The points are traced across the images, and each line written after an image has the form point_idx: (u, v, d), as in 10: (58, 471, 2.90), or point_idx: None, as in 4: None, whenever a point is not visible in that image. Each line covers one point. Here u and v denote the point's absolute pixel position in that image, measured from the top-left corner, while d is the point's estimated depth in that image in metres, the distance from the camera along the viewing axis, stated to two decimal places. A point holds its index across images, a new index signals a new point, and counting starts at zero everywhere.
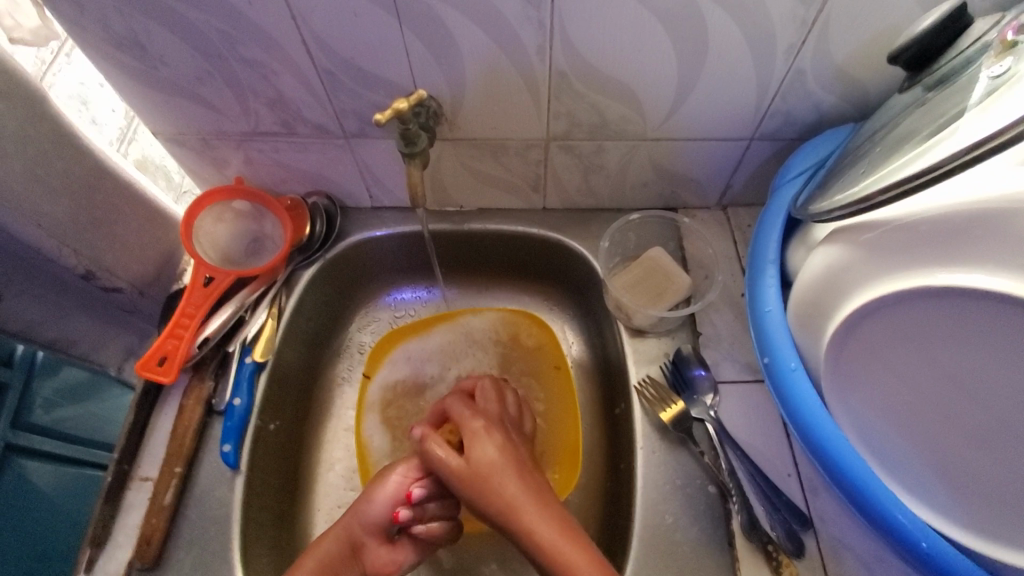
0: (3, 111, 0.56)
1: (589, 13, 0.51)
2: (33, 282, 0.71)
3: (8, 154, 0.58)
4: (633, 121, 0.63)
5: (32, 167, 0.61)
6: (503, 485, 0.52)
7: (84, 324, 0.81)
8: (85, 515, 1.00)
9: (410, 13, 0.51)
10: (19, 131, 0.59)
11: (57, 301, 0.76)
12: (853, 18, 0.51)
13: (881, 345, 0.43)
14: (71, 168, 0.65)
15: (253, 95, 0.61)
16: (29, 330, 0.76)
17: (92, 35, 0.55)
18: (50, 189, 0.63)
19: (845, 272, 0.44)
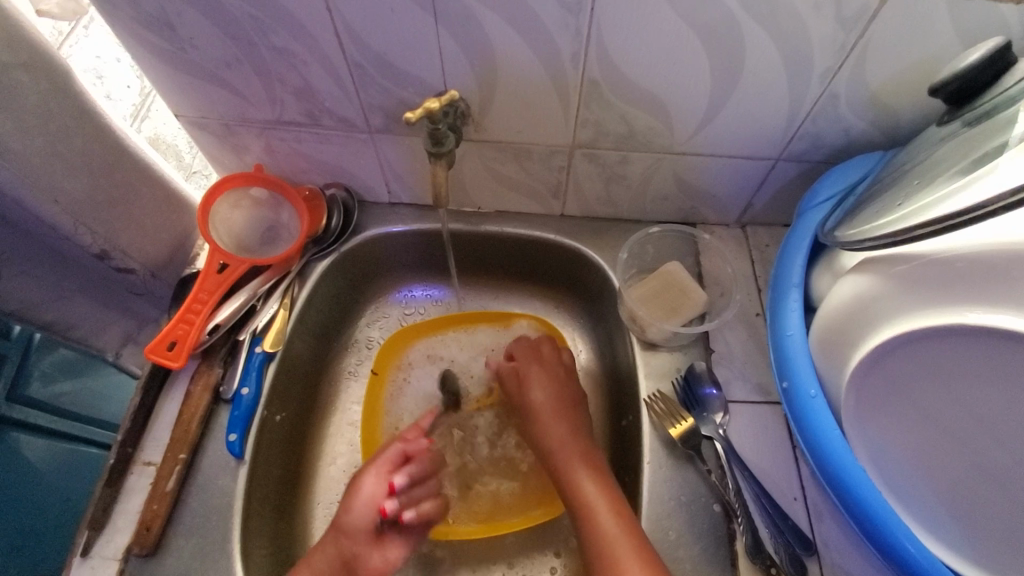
0: (27, 84, 0.56)
1: (627, 24, 0.50)
2: (38, 258, 0.71)
3: (30, 128, 0.57)
4: (661, 134, 0.62)
5: (53, 142, 0.60)
6: (551, 426, 0.66)
7: (82, 307, 0.79)
8: (70, 492, 1.00)
9: (446, 11, 0.51)
10: (42, 106, 0.58)
11: (59, 283, 0.75)
12: (893, 45, 0.51)
13: (905, 378, 0.44)
14: (91, 146, 0.64)
15: (280, 84, 0.60)
16: (27, 310, 0.74)
17: (122, 15, 0.54)
18: (69, 165, 0.63)
19: (875, 304, 0.45)
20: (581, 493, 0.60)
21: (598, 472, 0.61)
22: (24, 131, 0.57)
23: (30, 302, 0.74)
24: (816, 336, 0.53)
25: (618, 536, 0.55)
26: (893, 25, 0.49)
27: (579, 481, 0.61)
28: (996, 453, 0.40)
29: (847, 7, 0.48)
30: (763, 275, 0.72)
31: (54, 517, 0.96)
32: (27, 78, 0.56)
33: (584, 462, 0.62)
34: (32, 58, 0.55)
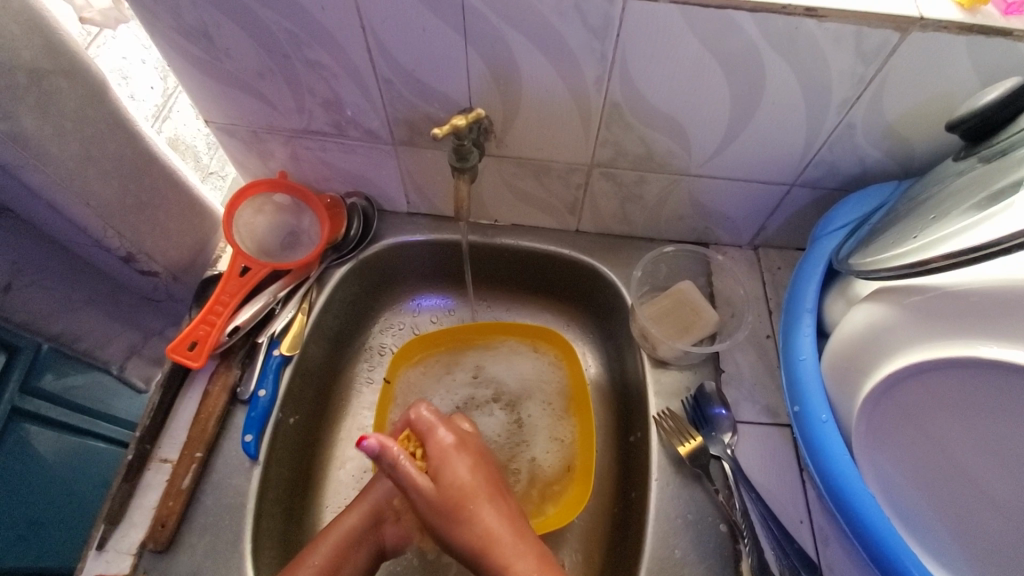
0: (67, 90, 0.58)
1: (651, 50, 0.52)
2: (47, 268, 0.72)
3: (66, 134, 0.59)
4: (679, 156, 0.63)
5: (86, 149, 0.62)
6: (477, 514, 0.56)
7: (88, 318, 0.79)
8: (74, 485, 1.00)
9: (476, 33, 0.53)
10: (79, 112, 0.60)
11: (68, 293, 0.76)
12: (910, 79, 0.52)
13: (917, 407, 0.45)
14: (123, 151, 0.67)
15: (310, 95, 0.62)
16: (32, 322, 0.73)
17: (163, 24, 0.56)
18: (101, 169, 0.65)
19: (890, 333, 0.46)
20: (454, 487, 0.57)
21: (479, 480, 0.58)
22: (62, 136, 0.59)
23: (38, 314, 0.73)
24: (829, 364, 0.55)
25: None
26: (912, 59, 0.50)
27: (472, 510, 0.56)
28: (1007, 486, 0.41)
29: (867, 41, 0.49)
30: (775, 297, 0.73)
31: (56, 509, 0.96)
32: (67, 84, 0.58)
33: (461, 451, 0.60)
34: (72, 65, 0.58)
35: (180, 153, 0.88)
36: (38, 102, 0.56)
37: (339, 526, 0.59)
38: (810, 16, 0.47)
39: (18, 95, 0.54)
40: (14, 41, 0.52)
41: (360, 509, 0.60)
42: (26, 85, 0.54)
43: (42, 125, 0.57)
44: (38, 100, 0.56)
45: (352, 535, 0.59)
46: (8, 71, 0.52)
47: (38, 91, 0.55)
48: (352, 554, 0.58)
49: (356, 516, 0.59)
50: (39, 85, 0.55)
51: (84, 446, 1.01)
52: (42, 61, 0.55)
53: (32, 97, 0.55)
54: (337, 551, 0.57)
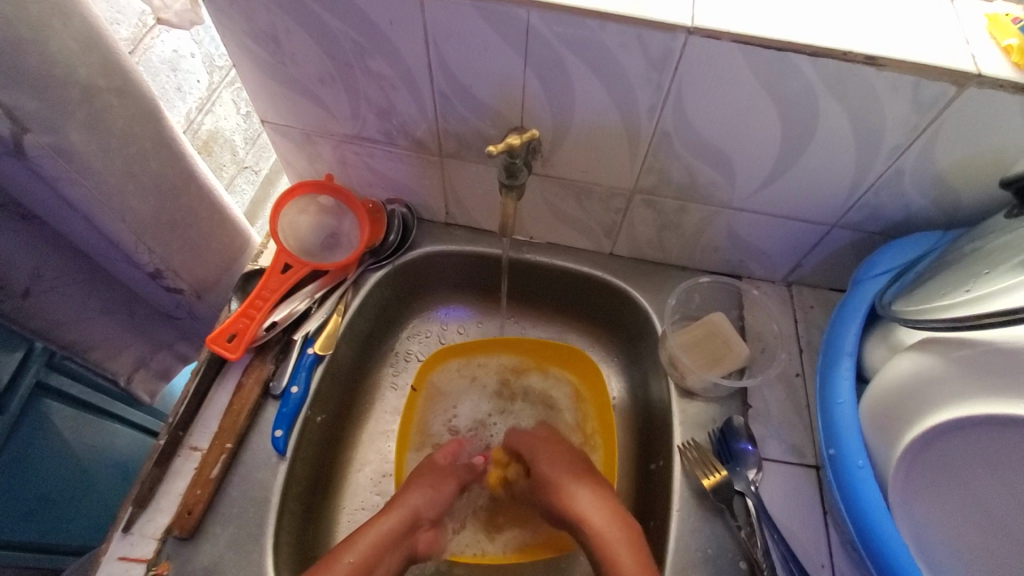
0: (116, 107, 0.60)
1: (707, 86, 0.53)
2: (66, 276, 0.75)
3: (113, 150, 0.62)
4: (722, 189, 0.64)
5: (130, 164, 0.64)
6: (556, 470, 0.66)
7: (102, 327, 0.83)
8: (83, 464, 1.00)
9: (537, 56, 0.54)
10: (127, 127, 0.62)
11: (83, 301, 0.79)
12: (964, 131, 0.52)
13: (964, 461, 0.45)
14: (164, 169, 0.69)
15: (366, 103, 0.64)
16: (50, 330, 0.76)
17: (235, 26, 0.58)
18: (141, 186, 0.67)
19: (938, 385, 0.47)
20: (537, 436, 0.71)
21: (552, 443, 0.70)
22: (106, 152, 0.61)
23: (57, 322, 0.76)
24: (868, 411, 0.55)
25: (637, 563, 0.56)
26: (968, 112, 0.50)
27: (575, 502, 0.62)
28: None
29: (925, 92, 0.49)
30: (806, 336, 0.73)
31: (64, 488, 0.97)
32: (117, 101, 0.60)
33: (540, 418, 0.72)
34: (124, 83, 0.60)
35: (218, 147, 0.94)
36: (86, 118, 0.58)
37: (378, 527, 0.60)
38: (871, 64, 0.48)
39: (69, 110, 0.56)
40: (71, 58, 0.54)
41: (399, 515, 0.62)
42: (78, 101, 0.56)
43: (89, 141, 0.59)
44: (87, 116, 0.58)
45: (384, 538, 0.60)
46: (63, 86, 0.54)
47: (89, 107, 0.57)
48: (386, 556, 0.59)
49: (395, 519, 0.61)
50: (90, 102, 0.57)
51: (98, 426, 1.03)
52: (96, 77, 0.57)
53: (82, 113, 0.57)
54: (372, 550, 0.59)
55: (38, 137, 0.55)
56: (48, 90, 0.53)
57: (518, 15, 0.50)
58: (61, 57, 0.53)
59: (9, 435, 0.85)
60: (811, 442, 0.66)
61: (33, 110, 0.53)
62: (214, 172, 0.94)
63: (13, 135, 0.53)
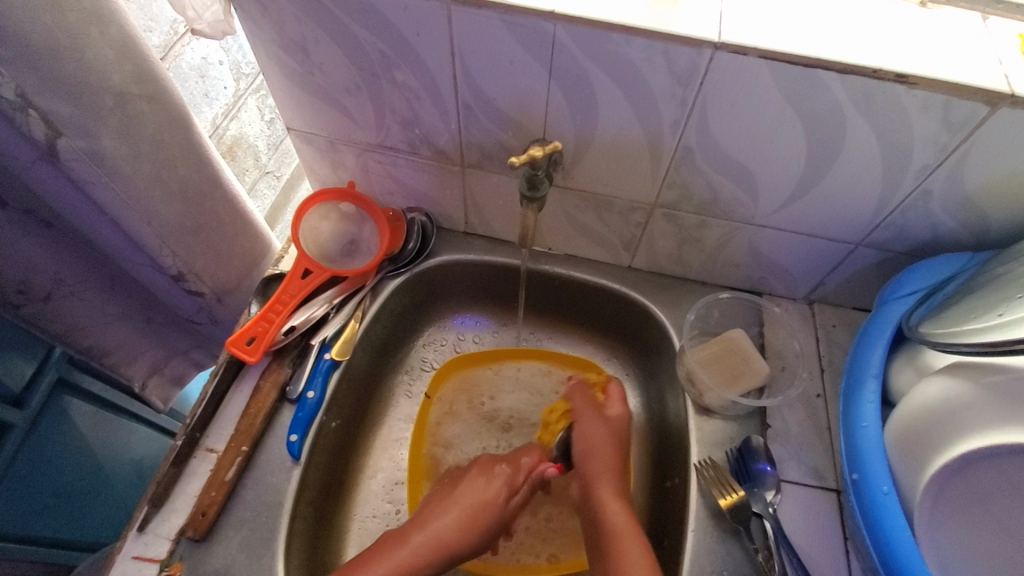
0: (147, 114, 0.62)
1: (732, 102, 0.53)
2: (87, 281, 0.77)
3: (142, 154, 0.63)
4: (744, 205, 0.63)
5: (158, 169, 0.65)
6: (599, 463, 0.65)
7: (122, 331, 0.85)
8: (98, 462, 1.01)
9: (562, 70, 0.54)
10: (156, 133, 0.64)
11: (104, 306, 0.81)
12: (995, 153, 0.51)
13: (993, 485, 0.46)
14: (190, 175, 0.70)
15: (391, 113, 0.65)
16: (70, 334, 0.78)
17: (267, 36, 0.60)
18: (166, 191, 0.68)
19: (971, 412, 0.46)
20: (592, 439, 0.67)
21: (607, 443, 0.67)
22: (136, 156, 0.63)
23: (74, 325, 0.78)
24: (895, 435, 0.53)
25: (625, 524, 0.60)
26: (1000, 133, 0.50)
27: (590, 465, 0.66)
28: None
29: (955, 112, 0.49)
30: (828, 356, 0.71)
31: (79, 485, 0.98)
32: (148, 109, 0.62)
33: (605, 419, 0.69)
34: (156, 90, 0.61)
35: (242, 152, 0.95)
36: (118, 124, 0.59)
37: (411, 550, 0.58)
38: (900, 82, 0.47)
39: (102, 116, 0.57)
40: (107, 65, 0.55)
41: (440, 540, 0.59)
42: (111, 107, 0.58)
43: (119, 146, 0.60)
44: (119, 122, 0.59)
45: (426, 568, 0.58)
46: (98, 92, 0.56)
47: (122, 113, 0.59)
48: None
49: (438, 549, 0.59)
50: (123, 108, 0.59)
51: (113, 425, 1.04)
52: (129, 85, 0.58)
53: (115, 119, 0.59)
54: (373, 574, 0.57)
55: (71, 142, 0.56)
56: (84, 96, 0.55)
57: (543, 29, 0.51)
58: (97, 64, 0.54)
59: (10, 463, 0.84)
60: (832, 465, 0.64)
61: (67, 116, 0.55)
62: (238, 177, 0.95)
63: (47, 138, 0.55)
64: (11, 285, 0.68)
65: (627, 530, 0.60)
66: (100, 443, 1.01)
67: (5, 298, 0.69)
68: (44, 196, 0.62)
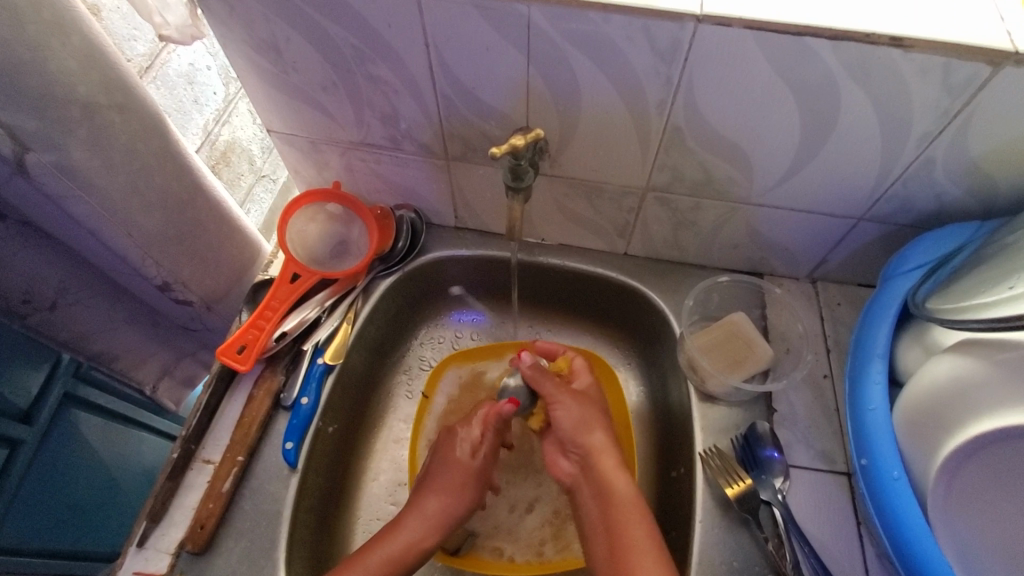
0: (118, 124, 0.60)
1: (720, 77, 0.50)
2: (92, 289, 0.77)
3: (116, 164, 0.62)
4: (739, 184, 0.61)
5: (135, 179, 0.64)
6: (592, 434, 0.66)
7: (128, 337, 0.85)
8: (108, 473, 1.02)
9: (540, 54, 0.52)
10: (130, 142, 0.62)
11: (109, 313, 0.81)
12: (1000, 115, 0.49)
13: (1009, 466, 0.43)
14: (170, 183, 0.69)
15: (369, 109, 0.63)
16: (77, 341, 0.79)
17: (236, 36, 0.58)
18: (145, 200, 0.67)
19: (981, 391, 0.44)
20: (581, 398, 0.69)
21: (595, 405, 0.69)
22: (110, 167, 0.61)
23: (82, 331, 0.78)
24: (902, 416, 0.52)
25: (629, 499, 0.61)
26: (1005, 95, 0.47)
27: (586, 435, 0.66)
28: None
29: (956, 74, 0.46)
30: (834, 335, 0.69)
31: (92, 498, 0.98)
32: (120, 118, 0.60)
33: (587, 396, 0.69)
34: (126, 99, 0.60)
35: (236, 157, 0.94)
36: (88, 136, 0.58)
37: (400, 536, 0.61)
38: (896, 45, 0.45)
39: (70, 127, 0.56)
40: (72, 76, 0.54)
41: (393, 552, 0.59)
42: (79, 118, 0.56)
43: (91, 157, 0.59)
44: (90, 133, 0.58)
45: (416, 548, 0.61)
46: (64, 104, 0.55)
47: (91, 124, 0.58)
48: None
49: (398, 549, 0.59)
50: (91, 119, 0.58)
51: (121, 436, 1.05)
52: (96, 95, 0.57)
53: (84, 131, 0.57)
54: None
55: (41, 156, 0.56)
56: (49, 109, 0.54)
57: (517, 12, 0.48)
58: (61, 76, 0.53)
59: (8, 507, 0.82)
60: (842, 447, 0.62)
61: (34, 130, 0.54)
62: (232, 182, 0.94)
63: (15, 154, 0.54)
64: (16, 295, 0.68)
65: (631, 505, 0.60)
66: (110, 453, 1.02)
67: (11, 309, 0.69)
68: (23, 209, 0.62)
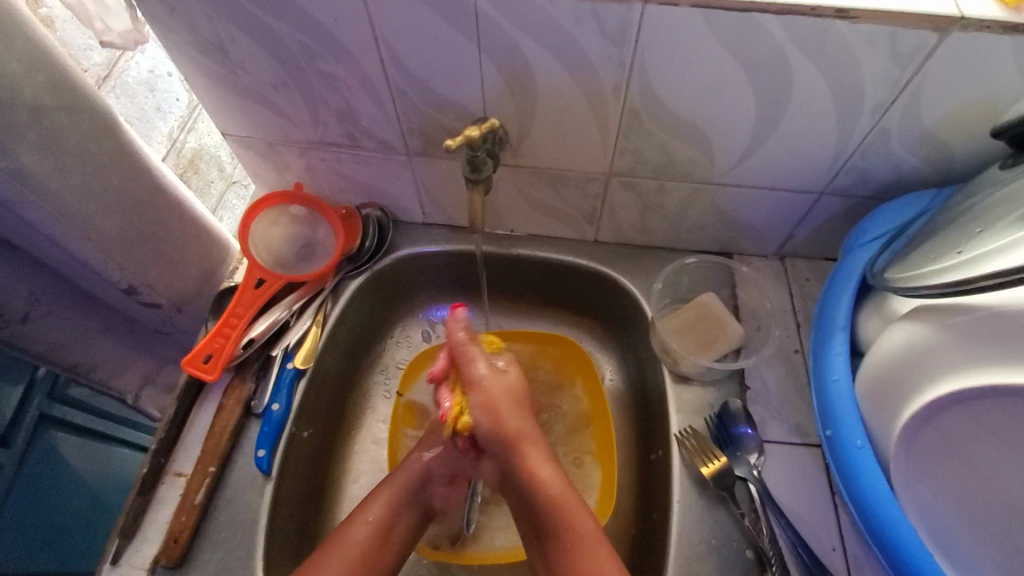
0: (68, 126, 0.59)
1: (674, 56, 0.50)
2: (64, 297, 0.75)
3: (69, 168, 0.60)
4: (700, 164, 0.61)
5: (90, 182, 0.63)
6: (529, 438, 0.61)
7: (102, 348, 0.83)
8: (94, 490, 1.00)
9: (491, 42, 0.51)
10: (82, 148, 0.61)
11: (84, 323, 0.79)
12: (948, 83, 0.49)
13: (970, 431, 0.44)
14: (127, 185, 0.67)
15: (324, 107, 0.62)
16: (55, 352, 0.77)
17: (180, 38, 0.56)
18: (102, 203, 0.65)
19: (934, 357, 0.45)
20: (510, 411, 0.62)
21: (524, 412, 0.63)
22: (62, 172, 0.60)
23: (58, 343, 0.76)
24: (864, 385, 0.53)
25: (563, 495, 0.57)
26: (951, 62, 0.47)
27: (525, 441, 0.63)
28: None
29: (903, 43, 0.46)
30: (803, 310, 0.70)
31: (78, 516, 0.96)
32: (70, 121, 0.59)
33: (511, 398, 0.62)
34: (74, 101, 0.58)
35: (205, 163, 0.92)
36: (38, 139, 0.56)
37: (357, 528, 0.58)
38: (842, 17, 0.45)
39: (19, 132, 0.55)
40: (16, 79, 0.52)
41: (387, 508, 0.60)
42: (27, 122, 0.55)
43: (42, 162, 0.58)
44: (39, 137, 0.56)
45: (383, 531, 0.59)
46: (10, 109, 0.53)
47: (39, 127, 0.56)
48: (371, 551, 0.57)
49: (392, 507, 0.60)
50: (39, 123, 0.56)
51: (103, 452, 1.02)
52: (43, 97, 0.55)
53: (33, 135, 0.56)
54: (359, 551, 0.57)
55: None
56: None
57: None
58: (5, 80, 0.51)
59: None
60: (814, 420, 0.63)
61: None
62: (201, 189, 0.91)
63: None
64: None
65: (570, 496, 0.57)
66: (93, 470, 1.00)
67: None
68: None
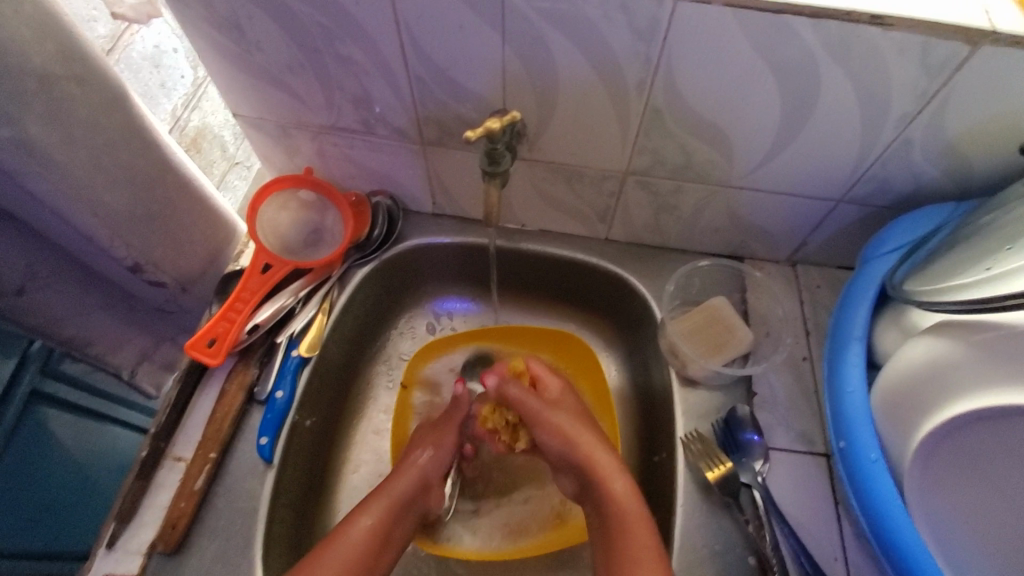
0: (76, 98, 0.57)
1: (700, 55, 0.49)
2: (62, 271, 0.73)
3: (76, 141, 0.59)
4: (719, 166, 0.60)
5: (98, 155, 0.61)
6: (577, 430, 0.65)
7: (102, 325, 0.82)
8: (84, 470, 0.99)
9: (515, 32, 0.50)
10: (90, 121, 0.59)
11: (81, 297, 0.77)
12: (976, 97, 0.48)
13: (988, 450, 0.44)
14: (135, 161, 0.66)
15: (339, 91, 0.60)
16: (48, 326, 0.74)
17: (194, 13, 0.55)
18: (109, 178, 0.64)
19: (951, 373, 0.45)
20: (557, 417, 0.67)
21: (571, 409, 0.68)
22: (69, 144, 0.58)
23: (54, 317, 0.74)
24: (882, 398, 0.53)
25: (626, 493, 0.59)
26: (981, 75, 0.47)
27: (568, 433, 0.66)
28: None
29: (935, 53, 0.45)
30: (813, 317, 0.69)
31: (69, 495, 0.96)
32: (78, 92, 0.57)
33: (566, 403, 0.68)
34: (84, 72, 0.57)
35: (208, 143, 0.90)
36: (45, 110, 0.55)
37: (352, 532, 0.57)
38: (876, 24, 0.44)
39: (27, 101, 0.53)
40: (25, 46, 0.51)
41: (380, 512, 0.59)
42: (35, 92, 0.53)
43: (49, 133, 0.56)
44: (46, 108, 0.55)
45: (378, 536, 0.58)
46: (18, 77, 0.51)
47: (47, 98, 0.54)
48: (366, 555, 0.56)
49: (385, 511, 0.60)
50: (48, 93, 0.54)
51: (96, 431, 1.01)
52: (53, 66, 0.54)
53: (40, 105, 0.54)
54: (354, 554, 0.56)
55: None
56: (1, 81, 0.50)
57: None
58: (14, 46, 0.50)
59: None
60: (821, 429, 0.63)
61: None
62: (203, 170, 0.89)
63: None
64: None
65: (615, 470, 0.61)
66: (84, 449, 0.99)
67: None
68: None
